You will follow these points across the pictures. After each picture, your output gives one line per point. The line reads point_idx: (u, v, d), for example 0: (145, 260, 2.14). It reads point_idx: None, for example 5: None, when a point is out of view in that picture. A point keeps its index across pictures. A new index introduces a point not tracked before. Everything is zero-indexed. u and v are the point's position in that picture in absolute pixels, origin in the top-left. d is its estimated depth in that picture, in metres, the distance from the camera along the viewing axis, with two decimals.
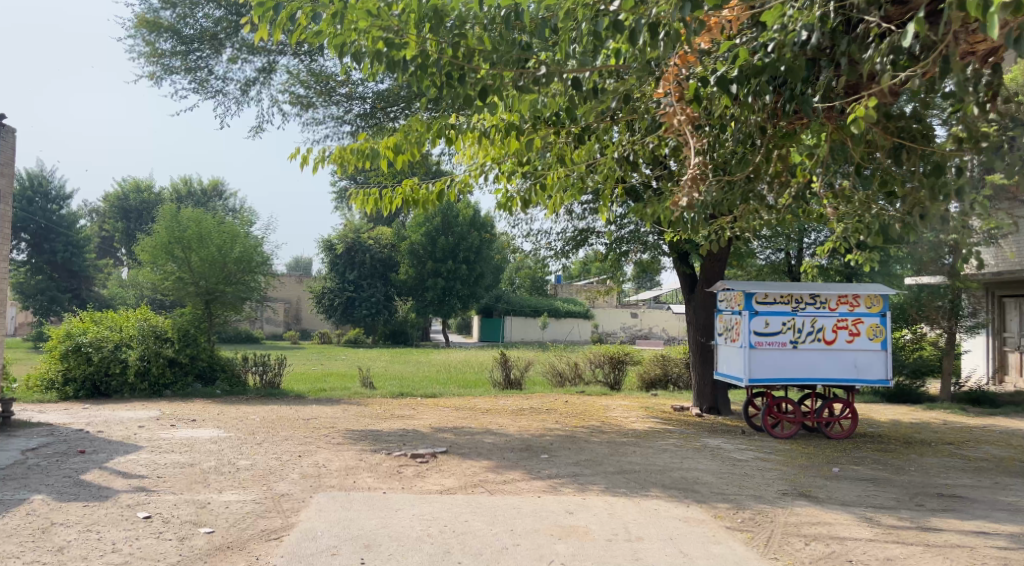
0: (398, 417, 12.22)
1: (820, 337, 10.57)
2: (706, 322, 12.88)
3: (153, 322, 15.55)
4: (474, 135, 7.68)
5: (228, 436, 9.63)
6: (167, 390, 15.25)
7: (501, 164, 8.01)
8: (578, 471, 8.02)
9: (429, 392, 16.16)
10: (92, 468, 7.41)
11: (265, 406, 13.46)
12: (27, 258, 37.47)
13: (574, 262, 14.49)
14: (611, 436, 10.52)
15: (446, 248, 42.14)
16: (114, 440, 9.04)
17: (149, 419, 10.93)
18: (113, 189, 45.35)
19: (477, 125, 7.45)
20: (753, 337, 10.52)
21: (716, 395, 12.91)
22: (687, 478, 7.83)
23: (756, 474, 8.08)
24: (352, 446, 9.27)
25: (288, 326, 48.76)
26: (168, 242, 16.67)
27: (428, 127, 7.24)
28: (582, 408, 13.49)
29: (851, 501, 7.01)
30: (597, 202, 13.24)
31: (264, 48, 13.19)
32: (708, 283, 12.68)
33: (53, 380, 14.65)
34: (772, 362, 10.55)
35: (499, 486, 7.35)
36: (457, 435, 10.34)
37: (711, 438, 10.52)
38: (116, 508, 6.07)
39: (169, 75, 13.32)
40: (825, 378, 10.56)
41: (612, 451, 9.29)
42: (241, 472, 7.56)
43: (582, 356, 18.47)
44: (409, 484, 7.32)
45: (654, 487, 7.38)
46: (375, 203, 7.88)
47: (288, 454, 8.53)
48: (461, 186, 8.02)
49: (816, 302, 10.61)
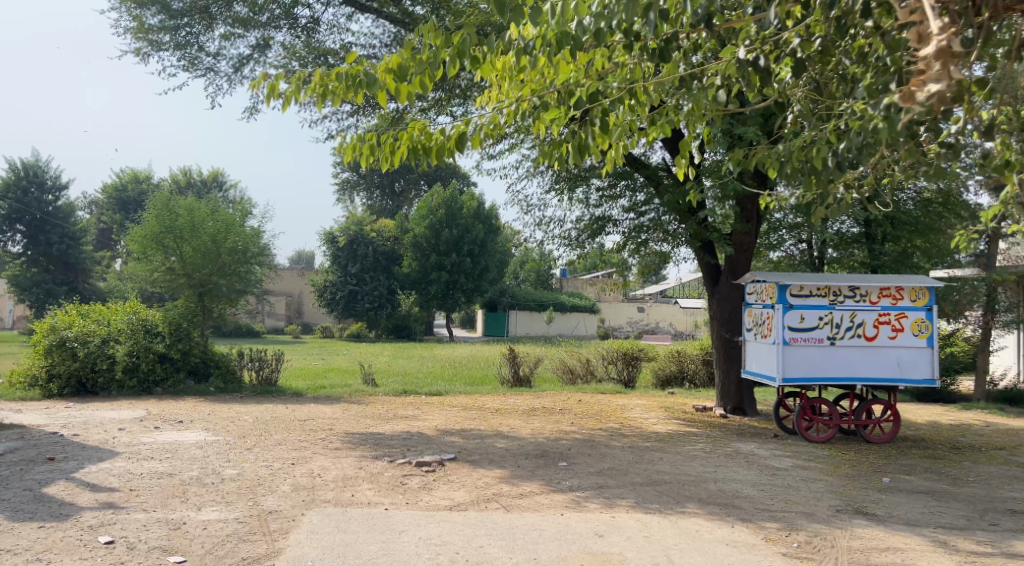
0: (402, 418, 11.41)
1: (860, 333, 9.69)
2: (732, 317, 12.05)
3: (142, 316, 14.78)
4: (506, 63, 6.43)
5: (217, 440, 8.83)
6: (157, 388, 14.47)
7: (544, 100, 6.42)
8: (602, 483, 7.20)
9: (435, 390, 15.35)
10: (58, 479, 6.60)
11: (260, 405, 12.64)
12: (22, 250, 36.71)
13: (589, 252, 13.60)
14: (632, 440, 9.69)
15: (450, 240, 41.26)
16: (91, 445, 8.24)
17: (132, 420, 10.13)
18: (110, 180, 44.59)
19: (517, 40, 5.80)
20: (787, 333, 9.71)
21: (741, 394, 12.09)
22: (725, 491, 7.00)
23: (801, 486, 7.24)
24: (351, 451, 8.45)
25: (290, 320, 47.98)
26: (159, 232, 15.87)
27: (446, 39, 5.65)
28: (597, 408, 12.64)
29: (917, 520, 6.17)
30: (614, 185, 12.48)
31: (258, 22, 12.31)
32: (735, 274, 11.90)
33: (37, 377, 13.86)
34: (808, 360, 9.71)
35: (515, 501, 6.52)
36: (466, 438, 9.52)
37: (740, 442, 9.68)
38: (76, 530, 5.25)
39: (157, 51, 12.49)
40: (866, 377, 9.67)
41: (637, 458, 8.46)
42: (225, 484, 6.73)
43: (594, 352, 17.63)
44: (414, 498, 6.49)
45: (690, 502, 6.56)
46: (373, 152, 6.64)
47: (280, 462, 7.71)
48: (491, 131, 6.58)
49: (856, 295, 9.74)
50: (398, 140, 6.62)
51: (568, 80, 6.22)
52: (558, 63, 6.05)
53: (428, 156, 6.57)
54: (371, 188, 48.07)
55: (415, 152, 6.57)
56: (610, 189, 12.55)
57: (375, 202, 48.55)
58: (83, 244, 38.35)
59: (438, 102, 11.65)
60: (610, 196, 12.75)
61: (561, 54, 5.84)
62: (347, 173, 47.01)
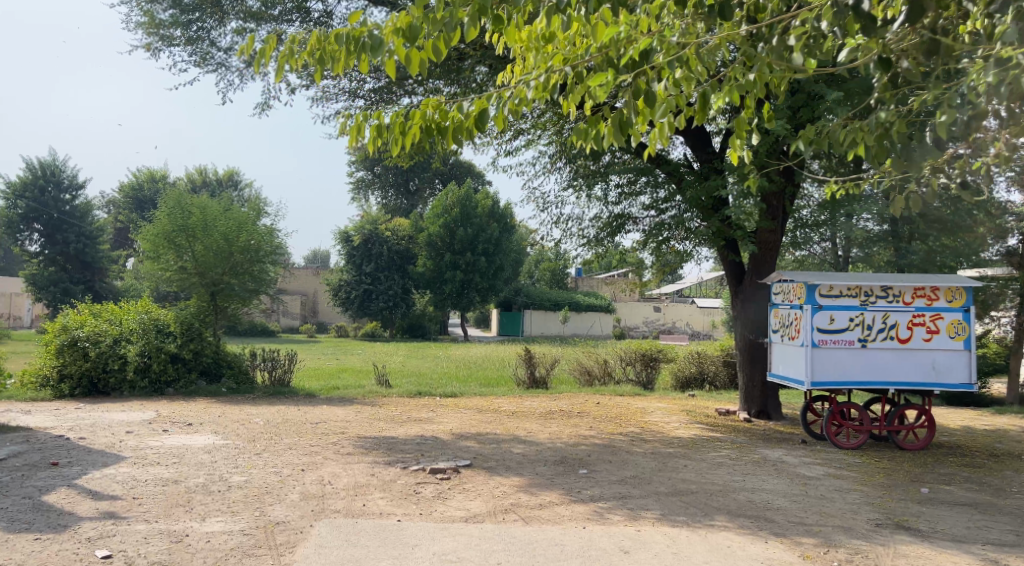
0: (416, 420, 11.11)
1: (893, 335, 9.28)
2: (756, 319, 11.65)
3: (154, 315, 14.60)
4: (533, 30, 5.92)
5: (226, 444, 8.58)
6: (169, 388, 14.30)
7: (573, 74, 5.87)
8: (625, 493, 6.86)
9: (450, 391, 15.06)
10: (59, 486, 6.34)
11: (272, 407, 12.39)
12: (39, 250, 36.79)
13: (608, 251, 13.24)
14: (654, 446, 9.34)
15: (464, 239, 41.02)
16: (96, 449, 8.01)
17: (141, 422, 9.90)
18: (127, 179, 44.72)
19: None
20: (816, 335, 9.32)
21: (766, 398, 11.73)
22: (755, 502, 6.63)
23: (835, 497, 6.86)
24: (363, 457, 8.16)
25: (305, 320, 47.88)
26: (171, 230, 15.65)
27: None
28: (617, 411, 12.28)
29: (963, 536, 5.78)
30: (635, 179, 12.06)
31: (270, 15, 12.02)
32: (760, 274, 11.50)
33: (49, 377, 13.71)
34: (837, 363, 9.32)
35: (534, 512, 6.19)
36: (482, 443, 9.21)
37: (767, 448, 9.30)
38: (73, 542, 4.98)
39: (168, 47, 12.27)
40: (900, 382, 9.25)
41: (660, 465, 8.09)
42: (231, 492, 6.46)
43: (612, 353, 17.24)
44: (428, 508, 6.18)
45: (719, 515, 6.20)
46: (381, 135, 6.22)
47: (289, 468, 7.43)
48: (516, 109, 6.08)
49: (889, 296, 9.32)
50: (411, 118, 6.17)
51: (608, 44, 5.62)
52: (595, 23, 5.46)
53: (443, 136, 6.06)
54: (386, 186, 47.88)
55: (429, 131, 6.08)
56: (630, 186, 12.20)
57: (390, 201, 48.23)
58: (99, 243, 38.39)
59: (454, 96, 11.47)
60: (629, 193, 12.42)
61: (602, 11, 5.27)
62: (362, 172, 46.86)
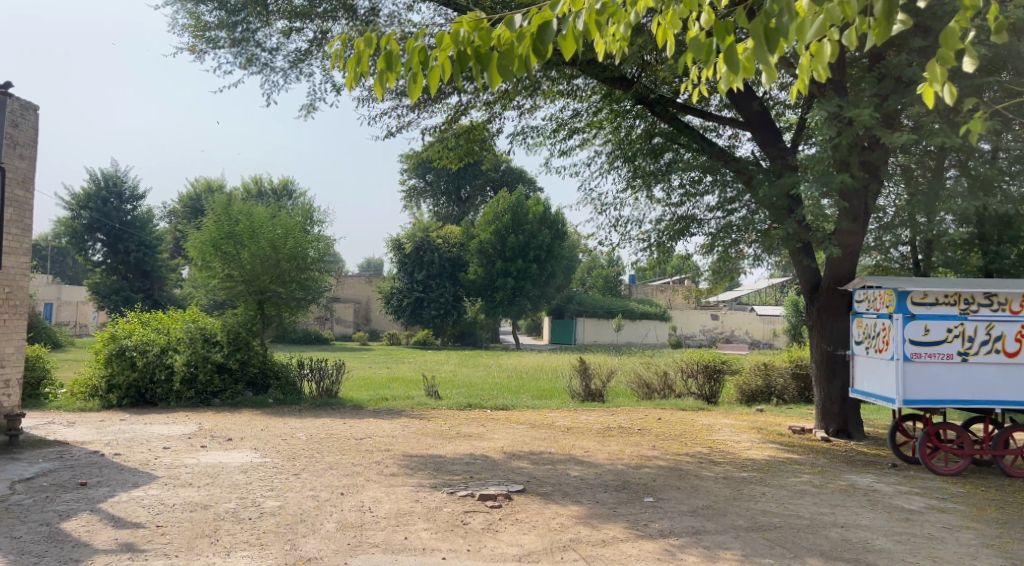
0: (465, 436, 10.43)
1: (998, 348, 8.26)
2: (834, 329, 10.64)
3: (201, 324, 14.32)
4: None
5: (264, 463, 8.07)
6: (215, 399, 13.98)
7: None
8: (699, 527, 6.05)
9: (500, 403, 14.35)
10: (81, 511, 5.89)
11: (316, 420, 11.89)
12: (103, 259, 37.73)
13: (670, 255, 12.38)
14: (726, 470, 8.47)
15: (516, 246, 40.57)
16: (129, 467, 7.58)
17: (181, 437, 9.50)
18: (186, 189, 45.58)
19: None
20: (909, 347, 8.31)
21: (846, 415, 10.72)
22: (852, 541, 5.75)
23: (946, 538, 5.93)
24: (408, 479, 7.53)
25: (358, 327, 47.87)
26: (219, 237, 15.39)
27: None
28: (680, 428, 11.41)
29: None
30: (699, 177, 11.16)
31: (316, 12, 11.62)
32: (838, 280, 10.51)
33: (97, 387, 13.55)
34: (932, 380, 8.31)
35: (596, 550, 5.44)
36: (536, 464, 8.48)
37: (853, 473, 8.33)
38: None
39: (213, 49, 11.96)
40: (1008, 401, 8.24)
41: (736, 493, 7.24)
42: (262, 520, 5.90)
43: (672, 365, 16.27)
44: (477, 544, 5.50)
45: (812, 558, 5.36)
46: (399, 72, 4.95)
47: (328, 492, 6.85)
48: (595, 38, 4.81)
49: (993, 304, 8.32)
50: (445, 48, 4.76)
51: None
52: None
53: (481, 66, 4.57)
54: (437, 194, 47.73)
55: (464, 60, 4.55)
56: (693, 185, 11.34)
57: (442, 208, 47.85)
58: (159, 252, 39.05)
59: (504, 94, 11.57)
60: (693, 193, 11.56)
61: None
62: (413, 179, 46.83)
